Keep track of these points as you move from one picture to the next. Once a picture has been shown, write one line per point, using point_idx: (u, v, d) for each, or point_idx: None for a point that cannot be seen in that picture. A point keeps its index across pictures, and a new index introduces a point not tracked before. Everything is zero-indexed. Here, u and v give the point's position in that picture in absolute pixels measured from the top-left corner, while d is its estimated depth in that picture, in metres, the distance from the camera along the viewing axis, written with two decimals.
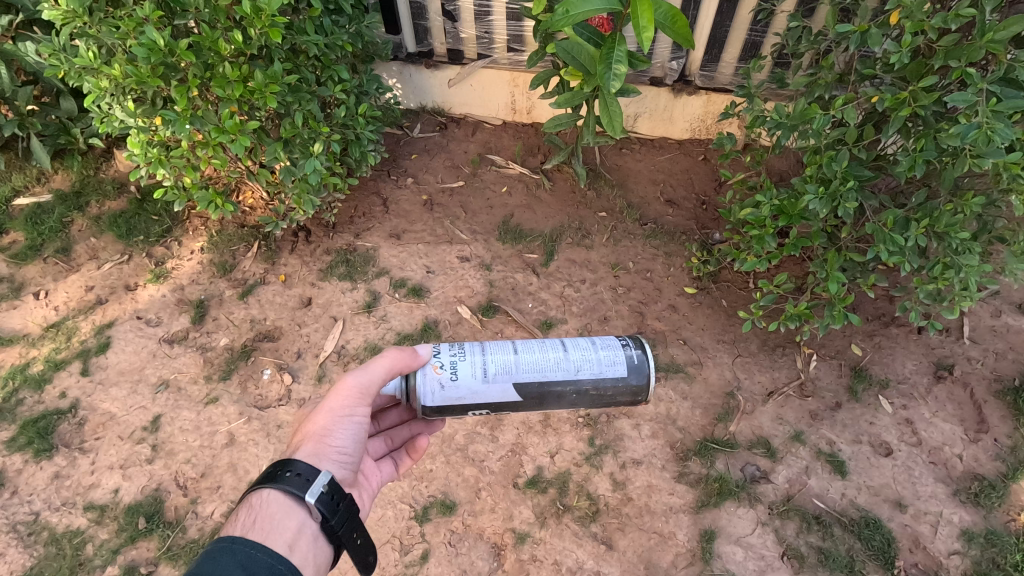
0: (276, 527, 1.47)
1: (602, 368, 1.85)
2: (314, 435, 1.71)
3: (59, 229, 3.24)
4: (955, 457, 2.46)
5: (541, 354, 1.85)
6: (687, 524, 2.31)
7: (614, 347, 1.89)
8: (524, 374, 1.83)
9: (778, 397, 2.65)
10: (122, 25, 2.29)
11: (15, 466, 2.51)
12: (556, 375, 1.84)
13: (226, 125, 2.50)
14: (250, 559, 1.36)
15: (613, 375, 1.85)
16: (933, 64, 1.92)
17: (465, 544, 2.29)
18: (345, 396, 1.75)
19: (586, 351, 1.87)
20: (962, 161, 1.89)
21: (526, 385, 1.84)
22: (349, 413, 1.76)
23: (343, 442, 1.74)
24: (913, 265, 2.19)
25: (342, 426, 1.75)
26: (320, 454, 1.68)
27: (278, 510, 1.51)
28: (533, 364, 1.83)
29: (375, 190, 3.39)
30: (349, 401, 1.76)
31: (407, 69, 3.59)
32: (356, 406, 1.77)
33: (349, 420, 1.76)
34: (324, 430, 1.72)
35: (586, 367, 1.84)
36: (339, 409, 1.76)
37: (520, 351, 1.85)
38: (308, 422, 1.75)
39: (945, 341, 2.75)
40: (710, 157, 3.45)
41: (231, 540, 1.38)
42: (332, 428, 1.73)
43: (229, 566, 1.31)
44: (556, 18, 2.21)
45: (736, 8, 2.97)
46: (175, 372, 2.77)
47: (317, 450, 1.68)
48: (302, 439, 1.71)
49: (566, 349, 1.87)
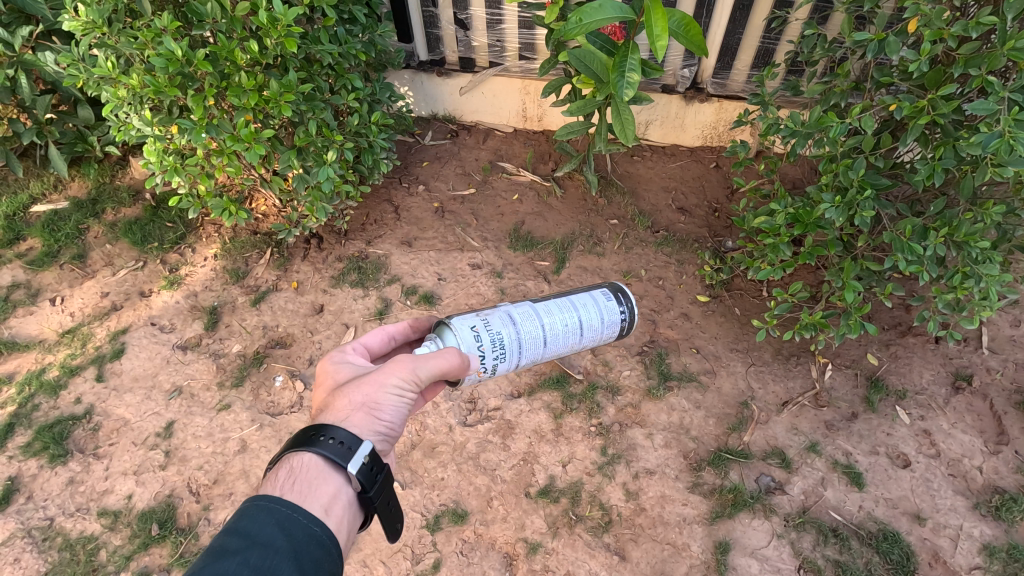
0: (313, 488, 1.43)
1: (605, 334, 2.11)
2: (361, 408, 1.60)
3: (75, 235, 3.28)
4: (975, 470, 2.42)
5: (565, 339, 2.00)
6: (701, 535, 2.29)
7: (615, 322, 2.09)
8: (547, 355, 2.01)
9: (793, 407, 2.62)
10: (141, 36, 2.32)
11: (31, 471, 2.53)
12: (570, 350, 2.06)
13: (241, 134, 2.52)
14: (287, 519, 1.32)
15: (610, 333, 2.12)
16: (952, 73, 1.88)
17: (477, 554, 2.27)
18: (400, 375, 1.63)
19: (595, 323, 2.05)
20: (984, 170, 1.87)
21: (543, 358, 2.04)
22: (400, 393, 1.64)
23: (390, 418, 1.64)
24: (932, 274, 2.16)
25: (391, 402, 1.63)
26: (365, 428, 1.58)
27: (315, 474, 1.45)
28: (555, 347, 2.00)
29: (387, 198, 3.41)
30: (404, 381, 1.63)
31: (419, 77, 3.61)
32: (409, 386, 1.65)
33: (399, 399, 1.64)
34: (372, 403, 1.61)
35: (593, 342, 2.08)
36: (390, 384, 1.63)
37: (548, 341, 1.97)
38: (356, 390, 1.63)
39: (963, 351, 2.72)
40: (722, 164, 3.43)
41: (267, 500, 1.34)
42: (380, 402, 1.62)
43: (267, 525, 1.29)
44: (569, 27, 2.20)
45: (748, 16, 2.96)
46: (187, 379, 2.78)
47: (363, 422, 1.58)
48: (346, 409, 1.59)
49: (583, 334, 2.03)
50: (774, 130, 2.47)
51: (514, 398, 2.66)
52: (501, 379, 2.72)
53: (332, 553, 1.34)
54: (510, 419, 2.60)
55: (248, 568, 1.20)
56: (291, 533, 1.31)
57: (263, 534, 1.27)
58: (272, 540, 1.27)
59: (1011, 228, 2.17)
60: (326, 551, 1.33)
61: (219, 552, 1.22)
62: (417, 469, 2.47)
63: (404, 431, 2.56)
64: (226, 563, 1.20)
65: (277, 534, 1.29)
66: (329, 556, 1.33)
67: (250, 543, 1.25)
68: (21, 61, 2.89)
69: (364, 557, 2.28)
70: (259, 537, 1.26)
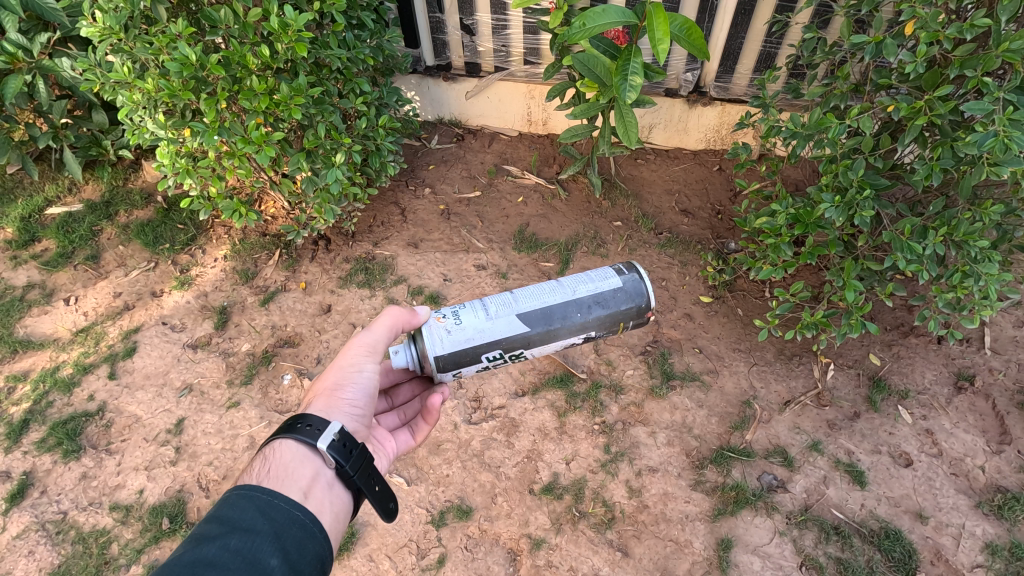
0: (293, 473, 1.46)
1: (598, 289, 1.92)
2: (325, 391, 1.69)
3: (89, 237, 3.35)
4: (977, 469, 2.43)
5: (536, 287, 1.93)
6: (704, 532, 2.31)
7: (607, 272, 1.96)
8: (527, 309, 1.87)
9: (795, 406, 2.64)
10: (156, 41, 2.39)
11: (45, 466, 2.58)
12: (556, 303, 1.89)
13: (252, 136, 2.59)
14: (269, 505, 1.34)
15: (609, 288, 1.93)
16: (949, 74, 1.91)
17: (481, 549, 2.30)
18: (355, 350, 1.76)
19: (578, 277, 1.95)
20: (981, 169, 1.89)
21: (528, 315, 1.88)
22: (359, 366, 1.75)
23: (355, 395, 1.72)
24: (932, 273, 2.18)
25: (353, 379, 1.73)
26: (331, 406, 1.66)
27: (293, 459, 1.50)
28: (531, 298, 1.89)
29: (393, 200, 3.47)
30: (359, 355, 1.76)
31: (425, 81, 3.68)
32: (366, 359, 1.76)
33: (360, 373, 1.75)
34: (335, 384, 1.71)
35: (581, 287, 1.92)
36: (349, 363, 1.75)
37: (516, 293, 1.91)
38: (319, 380, 1.74)
39: (965, 351, 2.73)
40: (725, 167, 3.47)
41: (247, 488, 1.37)
42: (343, 380, 1.72)
43: (246, 511, 1.31)
44: (572, 32, 2.26)
45: (750, 20, 3.00)
46: (198, 377, 2.84)
47: (328, 402, 1.67)
48: (313, 395, 1.70)
49: (558, 279, 1.95)
50: (775, 132, 2.50)
51: (518, 396, 2.70)
52: (506, 377, 2.76)
53: (316, 535, 1.36)
54: (514, 417, 2.63)
55: (229, 551, 1.22)
56: (272, 517, 1.32)
57: (243, 519, 1.29)
58: (252, 525, 1.29)
59: (1012, 228, 2.19)
60: (309, 533, 1.35)
61: (199, 538, 1.24)
62: (422, 466, 2.51)
63: None
64: (205, 549, 1.21)
65: (258, 519, 1.31)
66: (313, 539, 1.35)
67: (230, 529, 1.27)
68: (39, 66, 2.94)
69: (370, 551, 2.31)
70: (239, 522, 1.28)
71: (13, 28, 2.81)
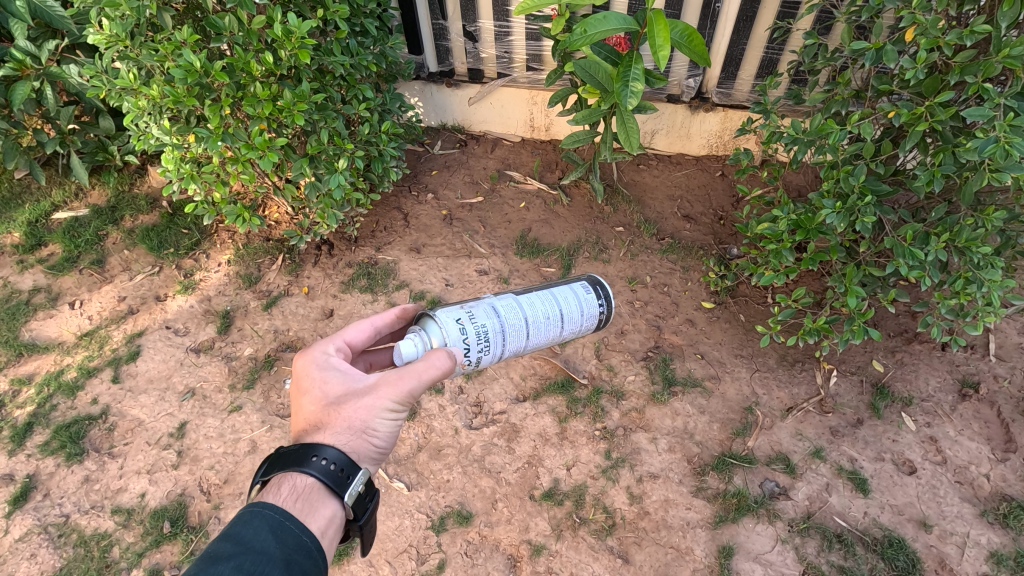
0: (310, 507, 1.44)
1: (585, 330, 2.12)
2: (355, 433, 1.57)
3: (95, 242, 3.38)
4: (981, 477, 2.41)
5: (547, 330, 1.99)
6: (705, 539, 2.29)
7: (592, 305, 2.07)
8: (531, 349, 1.99)
9: (797, 413, 2.63)
10: (161, 49, 2.41)
11: (48, 469, 2.60)
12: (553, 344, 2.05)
13: (256, 142, 2.60)
14: (281, 526, 1.35)
15: (588, 327, 2.11)
16: (949, 80, 1.91)
17: (481, 555, 2.29)
18: (394, 400, 1.58)
19: (579, 318, 2.05)
20: (982, 175, 1.89)
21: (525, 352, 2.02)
22: (394, 415, 1.62)
23: (384, 441, 1.64)
24: (934, 279, 2.17)
25: (385, 425, 1.62)
26: (363, 456, 1.58)
27: (313, 494, 1.46)
28: (538, 340, 1.98)
29: (396, 206, 3.48)
30: (396, 405, 1.60)
31: (429, 88, 3.71)
32: (402, 408, 1.62)
33: (392, 421, 1.63)
34: (367, 428, 1.58)
35: (573, 331, 2.06)
36: (383, 409, 1.59)
37: (530, 332, 1.94)
38: (348, 413, 1.58)
39: (970, 358, 2.71)
40: (728, 172, 3.47)
41: (263, 506, 1.38)
42: (375, 426, 1.60)
43: (260, 532, 1.32)
44: (573, 38, 2.26)
45: (752, 27, 3.01)
46: (200, 381, 2.85)
47: (359, 447, 1.57)
48: (341, 433, 1.56)
49: (563, 321, 2.01)
50: (777, 138, 2.50)
51: (519, 401, 2.69)
52: (507, 383, 2.76)
53: (321, 563, 1.36)
54: (515, 422, 2.63)
55: (241, 572, 1.23)
56: (283, 540, 1.33)
57: (256, 540, 1.30)
58: (264, 548, 1.29)
59: (1015, 235, 2.18)
60: (314, 562, 1.35)
61: (213, 556, 1.25)
62: (423, 471, 2.51)
63: (410, 434, 2.60)
64: (218, 568, 1.22)
65: (269, 540, 1.31)
66: (317, 568, 1.35)
67: (244, 549, 1.28)
68: (47, 73, 2.98)
69: (370, 557, 2.31)
70: (252, 543, 1.29)
71: (22, 36, 2.85)
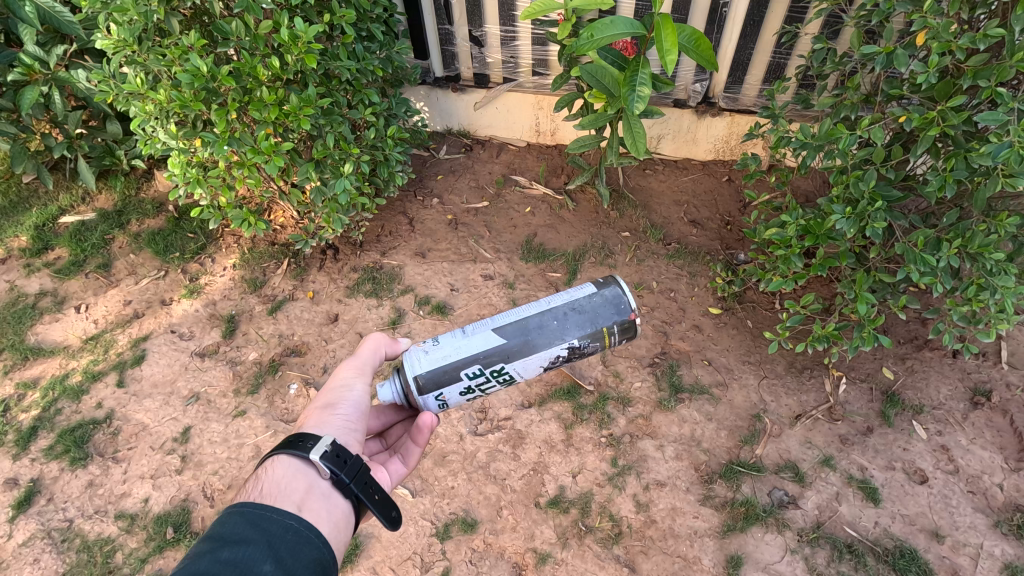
0: (285, 489, 1.42)
1: (575, 298, 1.88)
2: (319, 409, 1.67)
3: (101, 245, 3.39)
4: (995, 487, 2.37)
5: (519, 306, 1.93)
6: (713, 548, 2.26)
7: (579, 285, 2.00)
8: (503, 321, 1.86)
9: (806, 420, 2.59)
10: (169, 53, 2.43)
11: (52, 474, 2.59)
12: (531, 313, 1.87)
13: (261, 147, 2.59)
14: (260, 517, 1.30)
15: (584, 294, 1.89)
16: (961, 85, 1.89)
17: (486, 563, 2.26)
18: (345, 371, 1.77)
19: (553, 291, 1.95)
20: (995, 180, 1.86)
21: (506, 329, 1.85)
22: (349, 385, 1.74)
23: (348, 410, 1.68)
24: (945, 286, 2.15)
25: (345, 395, 1.71)
26: (324, 422, 1.62)
27: (287, 477, 1.45)
28: (506, 312, 1.89)
29: (402, 210, 3.48)
30: (348, 375, 1.76)
31: (434, 93, 3.71)
32: (356, 378, 1.76)
33: (350, 391, 1.72)
34: (328, 401, 1.69)
35: (557, 298, 1.90)
36: (340, 383, 1.74)
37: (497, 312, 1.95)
38: (314, 403, 1.73)
39: (981, 366, 2.68)
40: (734, 177, 3.45)
41: (237, 504, 1.33)
42: (336, 398, 1.70)
43: (238, 525, 1.27)
44: (580, 43, 2.26)
45: (759, 31, 3.00)
46: (205, 386, 2.84)
47: (322, 417, 1.64)
48: (306, 415, 1.67)
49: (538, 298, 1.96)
50: (785, 143, 2.48)
51: (525, 407, 2.67)
52: (512, 389, 2.74)
53: (310, 537, 1.32)
54: (520, 429, 2.61)
55: (222, 563, 1.17)
56: (265, 528, 1.28)
57: (234, 533, 1.25)
58: (244, 536, 1.24)
59: None
60: (305, 539, 1.31)
61: (191, 557, 1.18)
62: (427, 478, 2.49)
63: None
64: (197, 564, 1.16)
65: (249, 529, 1.26)
66: (310, 544, 1.31)
67: (222, 542, 1.22)
68: (55, 78, 2.99)
69: (374, 563, 2.29)
70: (230, 535, 1.24)
71: (31, 41, 2.88)
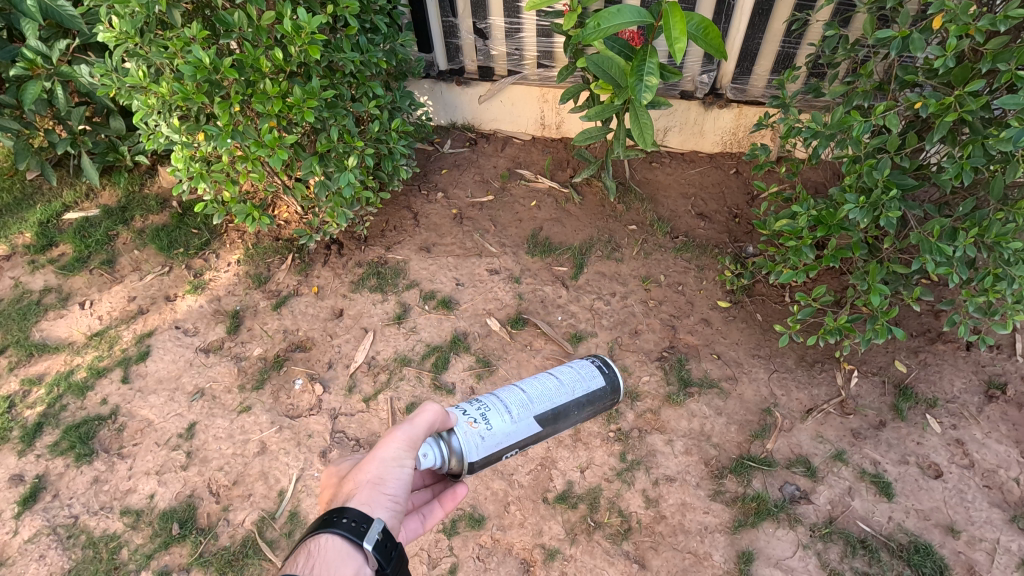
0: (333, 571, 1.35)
1: (596, 385, 2.04)
2: (367, 484, 1.54)
3: (105, 242, 3.38)
4: (1011, 481, 2.34)
5: (547, 389, 1.96)
6: (723, 544, 2.23)
7: (588, 365, 2.07)
8: (538, 407, 1.91)
9: (817, 414, 2.56)
10: (171, 46, 2.39)
11: (57, 470, 2.58)
12: (563, 400, 1.96)
13: (265, 139, 2.56)
14: None
15: (601, 383, 2.05)
16: (980, 69, 1.85)
17: (494, 560, 2.25)
18: (396, 443, 1.60)
19: (573, 372, 2.04)
20: (1015, 167, 1.83)
21: (542, 414, 1.92)
22: (400, 462, 1.59)
23: (397, 491, 1.57)
24: (961, 276, 2.10)
25: (394, 472, 1.58)
26: (373, 503, 1.51)
27: (334, 557, 1.38)
28: (541, 395, 1.93)
29: (406, 205, 3.45)
30: (399, 449, 1.60)
31: (439, 86, 3.68)
32: (407, 453, 1.61)
33: (400, 469, 1.58)
34: (377, 478, 1.55)
35: (580, 385, 2.01)
36: (391, 457, 1.59)
37: (525, 387, 1.95)
38: (359, 471, 1.58)
39: (996, 358, 2.63)
40: (742, 169, 3.41)
41: None
42: (385, 475, 1.56)
43: None
44: (586, 33, 2.22)
45: (768, 20, 2.95)
46: (210, 381, 2.82)
47: (370, 497, 1.51)
48: (351, 488, 1.54)
49: (558, 375, 2.01)
50: (796, 132, 2.43)
51: None
52: None
53: None
54: None
55: None
56: None
57: None
58: None
59: None
60: None
61: None
62: None
63: None
64: None
65: None
66: None
67: None
68: (58, 73, 2.98)
69: None
70: None
71: (33, 36, 2.86)
